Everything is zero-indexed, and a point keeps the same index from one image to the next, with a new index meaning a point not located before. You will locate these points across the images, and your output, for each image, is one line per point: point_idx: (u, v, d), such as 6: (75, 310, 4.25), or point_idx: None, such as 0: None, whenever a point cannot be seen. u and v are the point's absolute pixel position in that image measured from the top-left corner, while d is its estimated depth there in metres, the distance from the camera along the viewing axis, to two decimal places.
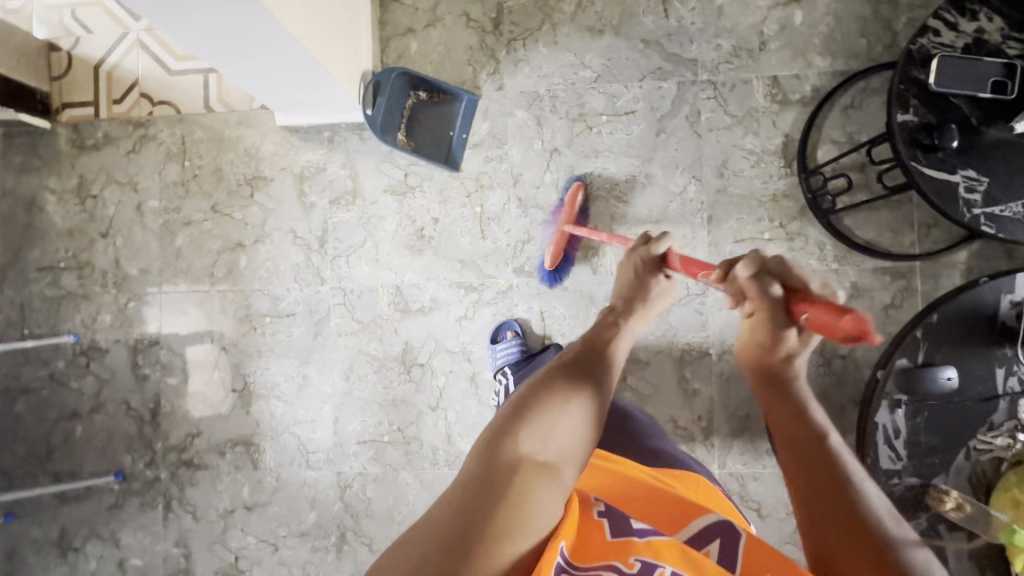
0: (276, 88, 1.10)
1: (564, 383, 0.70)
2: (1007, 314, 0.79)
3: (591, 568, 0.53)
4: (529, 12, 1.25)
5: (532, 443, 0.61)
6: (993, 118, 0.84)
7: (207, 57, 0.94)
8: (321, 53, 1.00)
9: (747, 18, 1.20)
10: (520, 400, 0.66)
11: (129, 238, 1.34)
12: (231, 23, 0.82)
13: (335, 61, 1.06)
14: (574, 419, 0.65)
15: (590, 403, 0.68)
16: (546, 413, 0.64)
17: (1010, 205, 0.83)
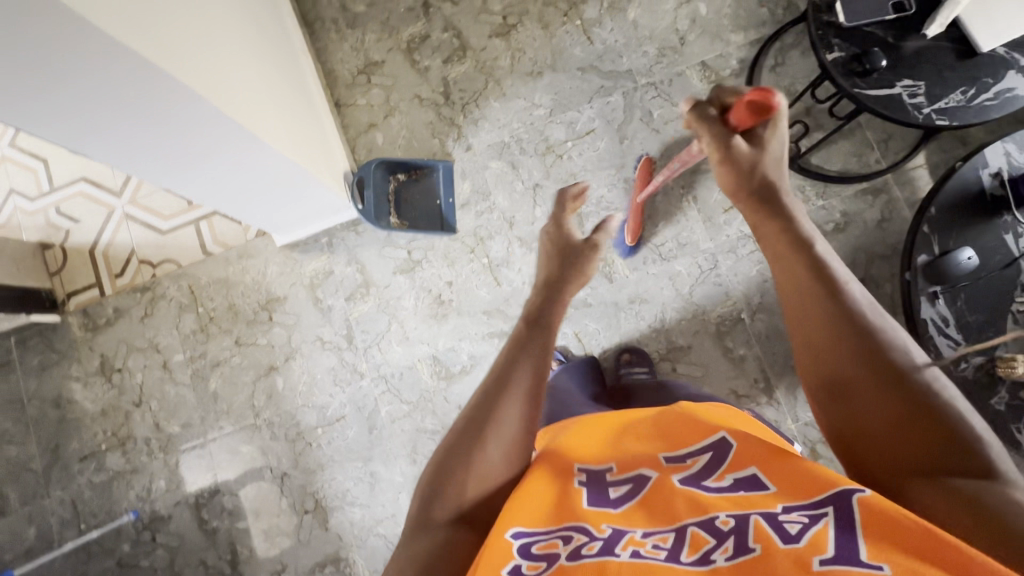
0: (274, 212, 1.18)
1: (478, 414, 0.66)
2: (993, 186, 0.86)
3: (553, 529, 0.56)
4: (472, 77, 1.37)
5: (446, 507, 0.60)
6: (905, 32, 0.95)
7: (210, 201, 1.02)
8: (306, 164, 1.08)
9: (660, 22, 1.35)
10: (435, 460, 0.64)
11: (163, 398, 1.35)
12: (224, 163, 0.91)
13: (318, 166, 1.15)
14: (491, 458, 0.63)
15: (508, 427, 0.65)
16: (459, 463, 0.62)
17: (950, 97, 0.92)
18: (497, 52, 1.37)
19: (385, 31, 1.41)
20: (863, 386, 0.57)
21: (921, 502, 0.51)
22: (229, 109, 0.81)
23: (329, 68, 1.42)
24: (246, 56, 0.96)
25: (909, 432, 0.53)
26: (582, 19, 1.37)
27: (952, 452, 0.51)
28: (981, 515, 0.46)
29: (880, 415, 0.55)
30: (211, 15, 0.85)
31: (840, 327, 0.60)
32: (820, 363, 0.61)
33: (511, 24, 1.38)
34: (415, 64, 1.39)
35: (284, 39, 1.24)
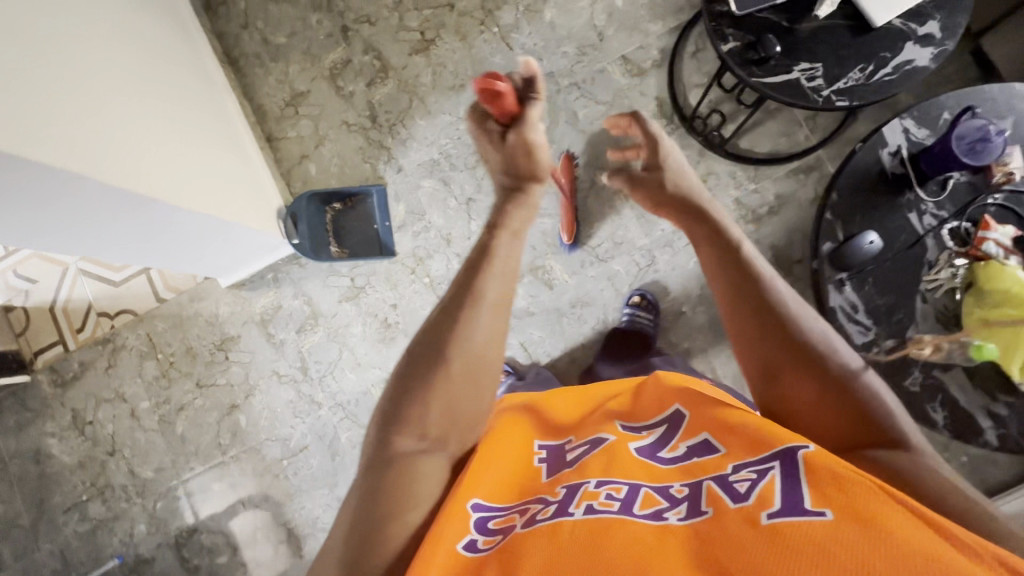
0: (212, 258, 1.19)
1: (440, 336, 0.63)
2: (894, 165, 0.85)
3: (518, 505, 0.58)
4: (396, 97, 1.37)
5: (410, 439, 0.59)
6: (799, 14, 0.93)
7: (140, 261, 1.03)
8: (232, 216, 1.08)
9: (577, 20, 1.33)
10: (397, 386, 0.62)
11: (135, 445, 1.39)
12: (155, 225, 0.91)
13: (246, 211, 1.15)
14: (459, 385, 0.62)
15: (472, 347, 0.63)
16: (421, 391, 0.61)
17: (849, 76, 0.91)
18: (418, 69, 1.37)
19: (308, 59, 1.41)
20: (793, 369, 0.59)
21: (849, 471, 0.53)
22: (148, 186, 0.81)
23: (257, 104, 1.42)
24: (159, 113, 0.94)
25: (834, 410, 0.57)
26: (499, 26, 1.35)
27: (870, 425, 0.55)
28: (904, 478, 0.50)
29: (806, 394, 0.59)
30: (115, 81, 0.83)
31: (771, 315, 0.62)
32: (753, 344, 0.62)
33: (429, 39, 1.37)
34: (340, 90, 1.39)
35: (192, 71, 1.19)
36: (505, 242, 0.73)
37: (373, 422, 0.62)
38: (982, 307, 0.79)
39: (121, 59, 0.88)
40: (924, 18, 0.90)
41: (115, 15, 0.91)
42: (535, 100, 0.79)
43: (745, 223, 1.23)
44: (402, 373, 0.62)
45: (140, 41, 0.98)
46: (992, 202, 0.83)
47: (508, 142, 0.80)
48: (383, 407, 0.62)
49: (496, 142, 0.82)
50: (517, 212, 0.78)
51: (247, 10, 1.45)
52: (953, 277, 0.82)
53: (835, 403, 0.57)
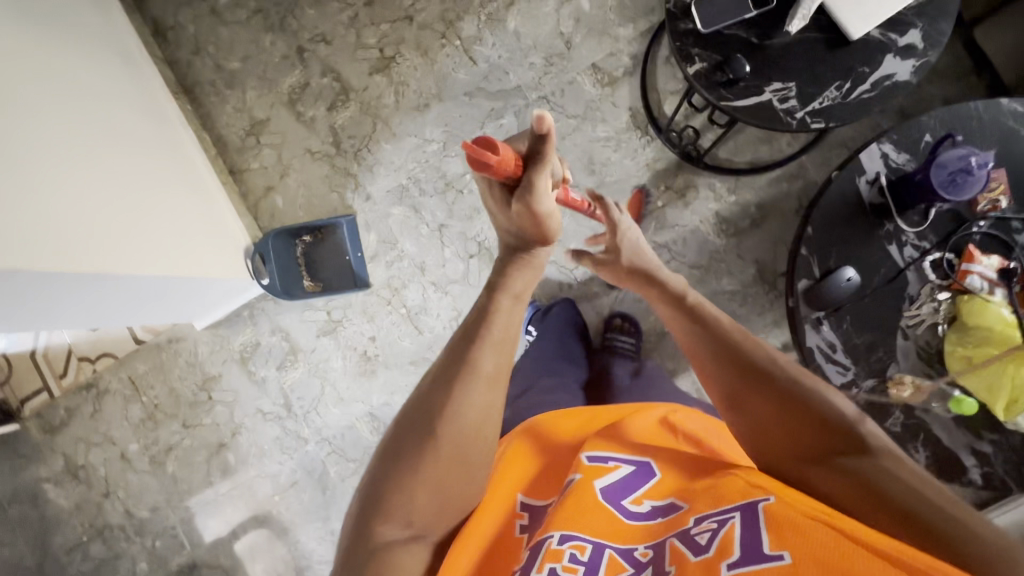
0: (188, 305, 1.17)
1: (423, 419, 0.59)
2: (872, 195, 0.80)
3: None
4: (359, 120, 1.31)
5: (391, 528, 0.55)
6: (769, 29, 0.86)
7: (111, 323, 1.01)
8: (198, 269, 1.07)
9: (543, 27, 1.25)
10: (381, 464, 0.59)
11: (128, 486, 1.40)
12: (102, 292, 0.88)
13: (210, 257, 1.12)
14: (442, 470, 0.57)
15: (460, 428, 0.58)
16: (400, 478, 0.57)
17: (825, 94, 0.85)
18: (379, 90, 1.31)
19: (265, 85, 1.35)
20: (755, 389, 0.61)
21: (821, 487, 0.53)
22: (87, 263, 0.81)
23: (217, 135, 1.36)
24: (99, 177, 0.91)
25: (799, 421, 0.57)
26: (461, 38, 1.28)
27: (841, 433, 0.55)
28: (880, 496, 0.49)
29: (764, 411, 0.59)
30: (42, 158, 0.81)
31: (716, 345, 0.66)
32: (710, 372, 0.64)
33: (389, 56, 1.30)
34: (301, 116, 1.33)
35: (143, 118, 1.16)
36: (507, 308, 0.67)
37: (351, 513, 0.58)
38: (964, 343, 0.77)
39: (50, 130, 0.85)
40: (905, 27, 0.83)
41: (43, 80, 0.88)
42: (543, 164, 0.59)
43: (727, 237, 1.19)
44: (389, 449, 0.59)
45: (76, 101, 0.95)
46: (977, 230, 0.79)
47: (512, 210, 0.65)
48: (364, 493, 0.58)
49: (500, 205, 0.67)
50: (517, 274, 0.71)
51: (198, 35, 1.38)
52: (936, 311, 0.79)
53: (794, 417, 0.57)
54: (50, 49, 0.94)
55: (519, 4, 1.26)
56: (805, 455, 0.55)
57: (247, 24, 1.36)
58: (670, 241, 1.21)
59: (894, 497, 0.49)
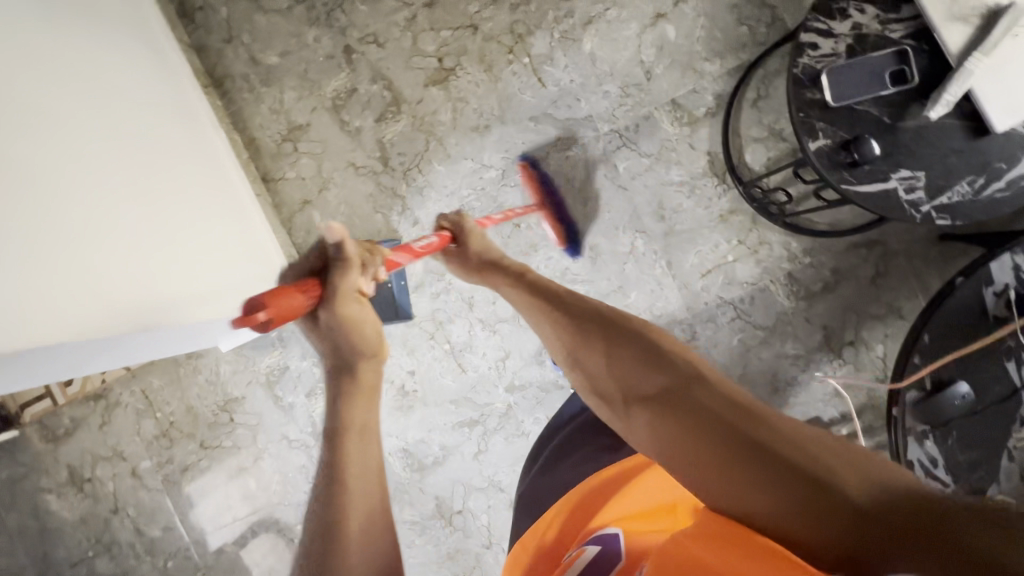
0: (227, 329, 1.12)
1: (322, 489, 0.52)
2: (997, 307, 0.76)
3: None
4: (411, 136, 1.20)
5: None
6: (904, 109, 0.79)
7: (147, 357, 0.98)
8: (233, 306, 1.04)
9: (622, 53, 1.15)
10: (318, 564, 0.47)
11: (139, 504, 1.31)
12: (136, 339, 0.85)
13: (246, 286, 1.08)
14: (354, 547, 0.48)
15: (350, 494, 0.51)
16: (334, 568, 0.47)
17: (956, 189, 0.78)
18: (435, 104, 1.19)
19: (306, 86, 1.22)
20: (602, 356, 0.64)
21: (645, 424, 0.54)
22: (116, 329, 0.77)
23: (250, 136, 1.24)
24: (130, 215, 0.85)
25: (630, 367, 0.60)
26: (530, 55, 1.17)
27: (669, 374, 0.56)
28: (715, 424, 0.48)
29: (601, 366, 0.63)
30: (66, 211, 0.74)
31: (559, 317, 0.71)
32: (558, 342, 0.70)
33: (448, 68, 1.18)
34: (345, 125, 1.21)
35: (183, 126, 1.06)
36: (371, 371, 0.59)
37: None
38: None
39: (71, 173, 0.76)
40: None
41: (67, 109, 0.79)
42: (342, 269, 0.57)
43: (797, 300, 1.14)
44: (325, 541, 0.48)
45: (108, 124, 0.86)
46: None
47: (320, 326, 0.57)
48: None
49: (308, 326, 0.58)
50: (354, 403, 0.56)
51: (230, 21, 1.23)
52: None
53: (621, 369, 0.61)
54: (77, 64, 0.84)
55: (597, 24, 1.15)
56: (636, 403, 0.56)
57: (289, 14, 1.21)
58: (737, 298, 1.15)
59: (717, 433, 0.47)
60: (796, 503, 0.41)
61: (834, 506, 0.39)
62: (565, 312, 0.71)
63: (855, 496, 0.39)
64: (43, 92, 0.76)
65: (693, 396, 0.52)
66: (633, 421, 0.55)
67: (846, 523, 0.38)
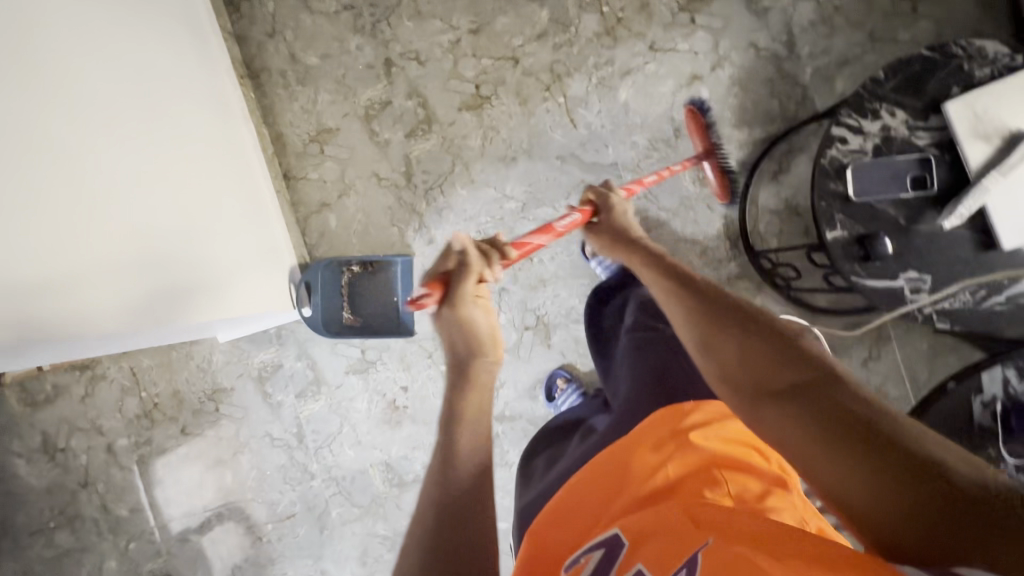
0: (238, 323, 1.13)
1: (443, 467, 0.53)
2: (982, 416, 0.80)
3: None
4: (437, 157, 1.21)
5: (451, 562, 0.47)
6: (920, 213, 0.82)
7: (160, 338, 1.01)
8: (244, 291, 1.05)
9: (655, 108, 1.18)
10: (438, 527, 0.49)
11: (110, 480, 1.29)
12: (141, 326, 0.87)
13: (254, 271, 1.08)
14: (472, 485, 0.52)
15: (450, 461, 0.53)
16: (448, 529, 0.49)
17: (957, 296, 0.81)
18: (466, 129, 1.21)
19: (341, 91, 1.23)
20: (721, 337, 0.54)
21: (773, 423, 0.46)
22: (106, 320, 0.78)
23: (278, 131, 1.24)
24: (145, 199, 0.84)
25: (761, 353, 0.50)
26: (566, 96, 1.19)
27: (809, 367, 0.47)
28: (861, 431, 0.40)
29: (729, 347, 0.53)
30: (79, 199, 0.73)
31: (681, 292, 0.63)
32: (676, 320, 0.62)
33: (484, 95, 1.20)
34: (375, 136, 1.22)
35: (213, 110, 1.06)
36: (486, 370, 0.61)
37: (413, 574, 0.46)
38: None
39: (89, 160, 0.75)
40: None
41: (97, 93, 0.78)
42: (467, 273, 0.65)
43: None
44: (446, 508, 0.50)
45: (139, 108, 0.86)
46: None
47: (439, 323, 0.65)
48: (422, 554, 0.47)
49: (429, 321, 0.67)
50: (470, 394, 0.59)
51: (276, 15, 1.24)
52: None
53: (754, 354, 0.51)
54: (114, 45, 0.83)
55: (635, 75, 1.18)
56: (756, 389, 0.49)
57: (335, 18, 1.22)
58: None
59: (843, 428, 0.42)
60: (904, 498, 0.37)
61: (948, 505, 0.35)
62: (691, 289, 0.63)
63: (969, 484, 0.36)
64: (74, 74, 0.75)
65: (836, 394, 0.44)
66: (764, 414, 0.47)
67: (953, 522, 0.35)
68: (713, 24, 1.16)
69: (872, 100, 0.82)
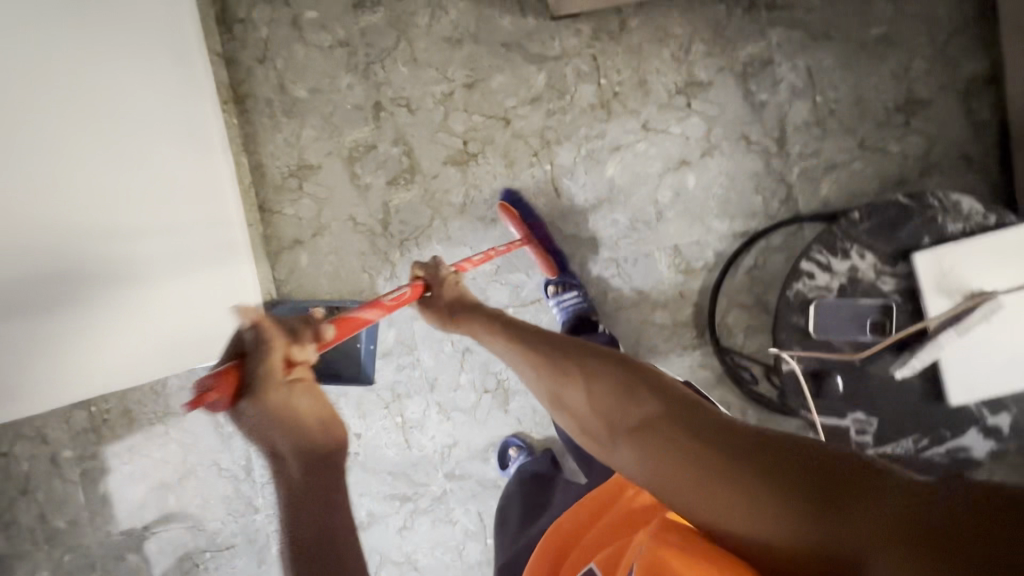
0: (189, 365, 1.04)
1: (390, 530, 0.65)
2: None
3: None
4: (416, 209, 1.19)
5: None
6: (875, 357, 0.83)
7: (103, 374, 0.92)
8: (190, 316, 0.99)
9: (640, 188, 1.17)
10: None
11: (51, 490, 1.26)
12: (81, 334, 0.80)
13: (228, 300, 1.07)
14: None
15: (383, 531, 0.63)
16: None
17: (901, 442, 0.83)
18: (449, 184, 1.19)
19: (327, 129, 1.20)
20: (580, 393, 0.63)
21: (634, 453, 0.54)
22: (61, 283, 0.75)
23: (258, 161, 1.21)
24: (113, 216, 0.83)
25: (610, 400, 0.60)
26: (553, 164, 1.18)
27: (653, 398, 0.56)
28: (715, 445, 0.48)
29: (582, 399, 0.63)
30: (60, 273, 0.74)
31: (535, 350, 0.72)
32: (536, 376, 0.70)
33: (471, 152, 1.18)
34: (356, 179, 1.20)
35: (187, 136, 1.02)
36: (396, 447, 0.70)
37: None
38: None
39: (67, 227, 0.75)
40: (1000, 408, 0.81)
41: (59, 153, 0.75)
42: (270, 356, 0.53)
43: None
44: None
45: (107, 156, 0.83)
46: None
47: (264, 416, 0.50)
48: None
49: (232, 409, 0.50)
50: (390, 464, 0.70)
51: (269, 41, 1.20)
52: None
53: (601, 403, 0.60)
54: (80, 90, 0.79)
55: (624, 153, 1.17)
56: (613, 431, 0.57)
57: (329, 53, 1.19)
58: None
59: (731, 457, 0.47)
60: (810, 511, 0.41)
61: (876, 529, 0.37)
62: (541, 344, 0.73)
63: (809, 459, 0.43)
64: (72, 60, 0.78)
65: (685, 421, 0.52)
66: (629, 456, 0.54)
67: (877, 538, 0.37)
68: (709, 112, 1.15)
69: (844, 240, 0.84)
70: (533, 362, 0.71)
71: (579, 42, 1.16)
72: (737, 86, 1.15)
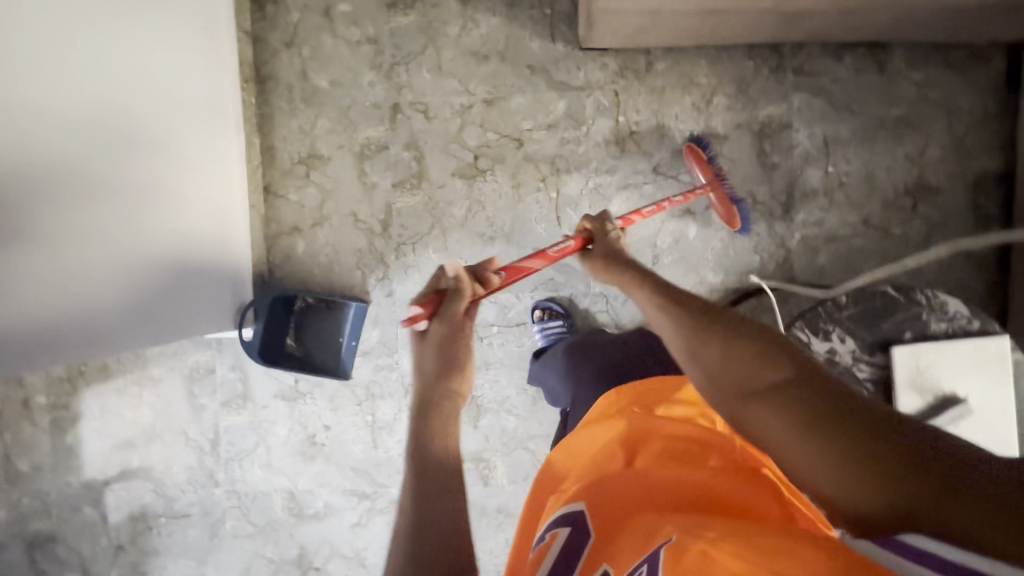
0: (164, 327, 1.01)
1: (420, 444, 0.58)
2: None
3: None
4: (418, 215, 1.20)
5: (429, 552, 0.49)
6: None
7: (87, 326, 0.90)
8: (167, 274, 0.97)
9: (641, 230, 1.17)
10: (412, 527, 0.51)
11: (19, 434, 1.25)
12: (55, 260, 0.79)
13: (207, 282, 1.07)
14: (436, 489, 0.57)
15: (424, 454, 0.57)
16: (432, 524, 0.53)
17: None
18: (454, 196, 1.19)
19: (342, 122, 1.21)
20: (710, 346, 0.57)
21: (760, 416, 0.49)
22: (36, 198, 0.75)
23: (270, 143, 1.22)
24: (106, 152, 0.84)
25: (748, 356, 0.54)
26: (559, 192, 1.18)
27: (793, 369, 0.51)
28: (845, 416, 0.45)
29: (713, 356, 0.56)
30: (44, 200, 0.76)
31: (668, 300, 0.65)
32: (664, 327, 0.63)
33: (481, 168, 1.19)
34: (363, 176, 1.21)
35: (197, 115, 1.02)
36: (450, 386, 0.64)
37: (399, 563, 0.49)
38: None
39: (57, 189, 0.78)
40: None
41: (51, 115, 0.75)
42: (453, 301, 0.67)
43: None
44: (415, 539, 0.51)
45: (99, 128, 0.83)
46: None
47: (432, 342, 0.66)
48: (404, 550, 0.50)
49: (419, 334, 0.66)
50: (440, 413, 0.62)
51: (298, 26, 1.20)
52: None
53: (733, 355, 0.55)
54: (85, 58, 0.79)
55: (631, 193, 1.17)
56: (739, 393, 0.52)
57: (356, 48, 1.19)
58: None
59: (824, 418, 0.45)
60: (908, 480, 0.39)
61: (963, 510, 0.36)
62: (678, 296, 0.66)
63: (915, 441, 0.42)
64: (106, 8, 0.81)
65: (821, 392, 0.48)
66: (759, 419, 0.50)
67: (949, 503, 0.37)
68: (722, 165, 1.15)
69: (827, 321, 0.85)
70: (660, 309, 0.65)
71: (604, 76, 1.16)
72: (753, 144, 1.15)
